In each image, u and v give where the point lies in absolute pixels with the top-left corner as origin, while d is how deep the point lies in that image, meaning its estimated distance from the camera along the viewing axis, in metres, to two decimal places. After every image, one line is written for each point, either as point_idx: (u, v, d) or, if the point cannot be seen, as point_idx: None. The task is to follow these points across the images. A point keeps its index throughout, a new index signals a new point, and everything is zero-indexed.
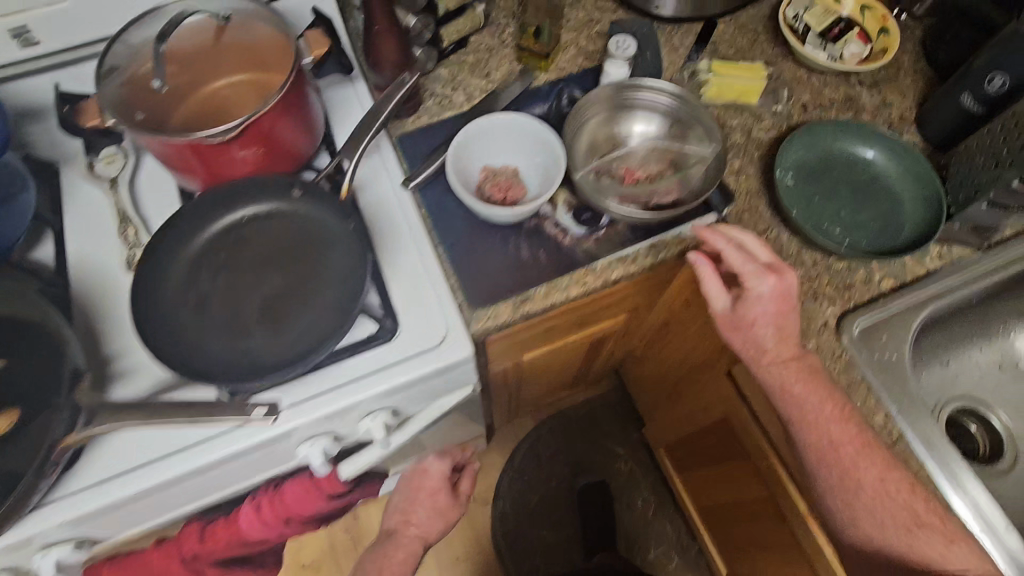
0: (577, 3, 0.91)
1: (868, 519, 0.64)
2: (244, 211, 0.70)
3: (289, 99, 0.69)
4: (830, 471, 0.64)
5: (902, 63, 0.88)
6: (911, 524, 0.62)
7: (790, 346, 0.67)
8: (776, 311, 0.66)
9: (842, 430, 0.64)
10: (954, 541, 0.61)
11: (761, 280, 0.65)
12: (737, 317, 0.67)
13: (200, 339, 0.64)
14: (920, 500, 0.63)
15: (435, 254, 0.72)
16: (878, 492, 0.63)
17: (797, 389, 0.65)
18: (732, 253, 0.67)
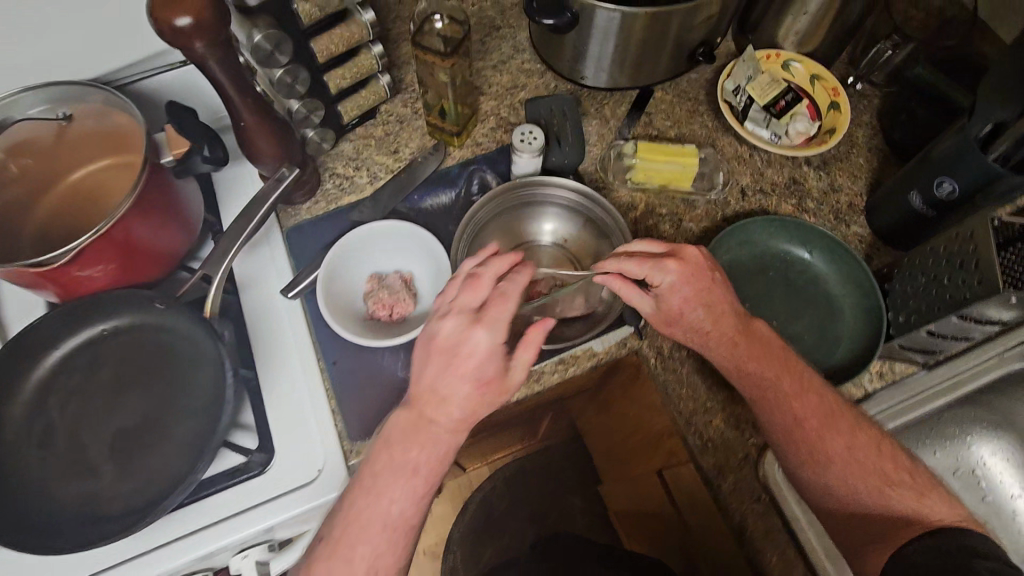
0: (501, 65, 0.82)
1: (847, 491, 0.57)
2: (104, 324, 0.63)
3: (147, 202, 0.60)
4: (801, 451, 0.57)
5: (858, 138, 0.79)
6: (882, 484, 0.56)
7: (732, 320, 0.60)
8: (696, 295, 0.58)
9: (808, 403, 0.58)
10: (929, 493, 0.55)
11: (661, 267, 0.57)
12: (667, 308, 0.59)
13: (39, 481, 0.58)
14: (889, 458, 0.57)
15: (318, 371, 0.65)
16: (851, 466, 0.56)
17: (749, 368, 0.59)
18: (624, 263, 0.58)
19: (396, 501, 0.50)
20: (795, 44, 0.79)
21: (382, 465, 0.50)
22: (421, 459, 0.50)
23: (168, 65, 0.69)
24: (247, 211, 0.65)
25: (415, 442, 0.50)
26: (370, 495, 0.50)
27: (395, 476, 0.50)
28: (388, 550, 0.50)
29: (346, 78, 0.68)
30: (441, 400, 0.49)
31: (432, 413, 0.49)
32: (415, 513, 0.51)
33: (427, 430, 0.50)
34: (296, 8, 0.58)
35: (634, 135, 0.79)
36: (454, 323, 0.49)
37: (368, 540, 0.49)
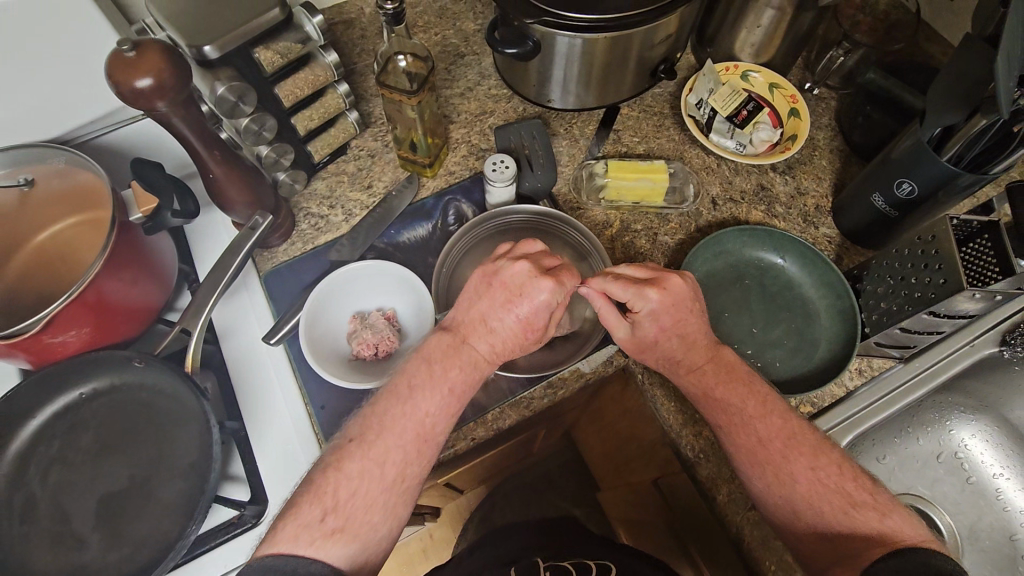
0: (468, 92, 0.83)
1: (809, 510, 0.53)
2: (81, 388, 0.62)
3: (118, 259, 0.59)
4: (764, 472, 0.55)
5: (819, 141, 0.81)
6: (845, 504, 0.52)
7: (701, 350, 0.61)
8: (675, 321, 0.60)
9: (771, 425, 0.56)
10: (892, 514, 0.51)
11: (647, 294, 0.59)
12: (638, 338, 0.61)
13: (23, 557, 0.56)
14: (850, 479, 0.53)
15: (306, 416, 0.64)
16: (812, 488, 0.53)
17: (719, 396, 0.59)
18: (610, 284, 0.60)
19: (430, 412, 0.53)
20: (752, 55, 0.82)
21: (418, 387, 0.53)
22: (455, 378, 0.55)
23: (128, 119, 0.68)
24: (222, 260, 0.64)
25: (453, 365, 0.55)
26: (406, 404, 0.53)
27: (422, 398, 0.53)
28: (415, 460, 0.52)
29: (314, 118, 0.69)
30: (489, 330, 0.57)
31: (474, 340, 0.57)
32: (441, 430, 0.54)
33: (463, 354, 0.56)
34: (257, 58, 0.58)
35: (604, 153, 0.80)
36: (525, 269, 0.57)
37: (397, 446, 0.51)
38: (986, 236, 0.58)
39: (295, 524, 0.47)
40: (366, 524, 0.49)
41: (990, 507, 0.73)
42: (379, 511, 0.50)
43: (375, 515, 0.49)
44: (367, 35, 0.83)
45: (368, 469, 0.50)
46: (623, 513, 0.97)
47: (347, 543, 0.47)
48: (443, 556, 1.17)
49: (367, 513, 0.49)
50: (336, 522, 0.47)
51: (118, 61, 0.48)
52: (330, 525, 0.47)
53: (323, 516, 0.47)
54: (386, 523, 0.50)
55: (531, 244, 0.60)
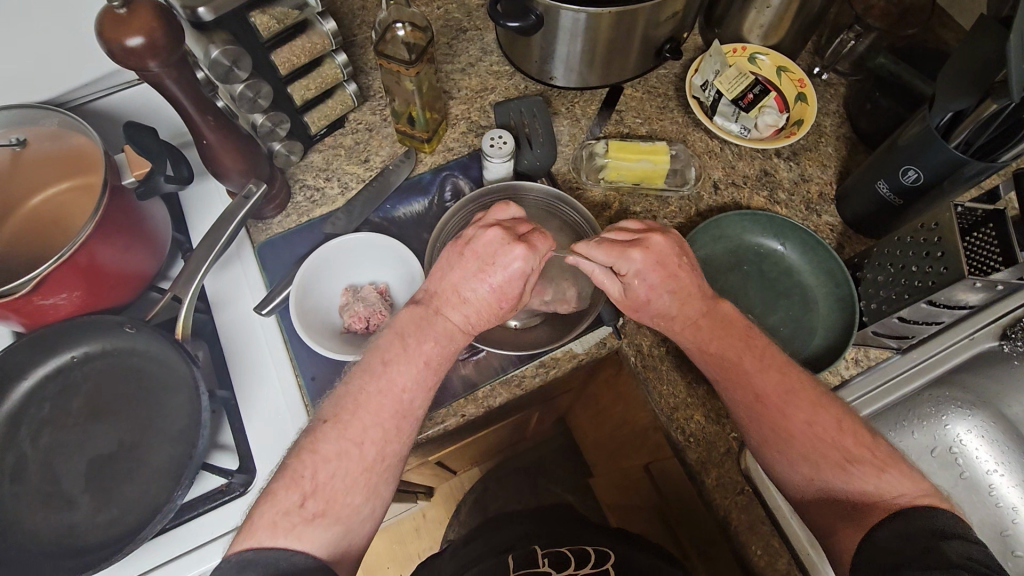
0: (469, 68, 0.82)
1: (808, 467, 0.53)
2: (73, 351, 0.62)
3: (110, 223, 0.59)
4: (763, 428, 0.55)
5: (825, 127, 0.80)
6: (843, 461, 0.52)
7: (698, 307, 0.59)
8: (665, 282, 0.59)
9: (769, 379, 0.56)
10: (893, 470, 0.51)
11: (629, 254, 0.58)
12: (636, 296, 0.60)
13: (11, 517, 0.56)
14: (849, 436, 0.53)
15: (295, 387, 0.64)
16: (810, 444, 0.53)
17: (719, 358, 0.58)
18: (593, 250, 0.59)
19: (407, 387, 0.52)
20: (761, 37, 0.80)
21: (416, 340, 0.54)
22: (429, 350, 0.54)
23: (124, 83, 0.67)
24: (215, 229, 0.64)
25: (429, 334, 0.55)
26: (381, 380, 0.52)
27: (418, 345, 0.54)
28: (394, 436, 0.51)
29: (312, 88, 0.68)
30: (460, 300, 0.56)
31: (447, 310, 0.56)
32: (420, 404, 0.53)
33: (437, 324, 0.55)
34: (253, 22, 0.57)
35: (605, 133, 0.79)
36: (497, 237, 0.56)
37: (374, 424, 0.51)
38: (991, 225, 0.57)
39: (269, 516, 0.46)
40: (347, 506, 0.48)
41: (983, 502, 0.72)
42: (361, 490, 0.49)
43: (357, 496, 0.49)
44: (367, 7, 0.82)
45: (346, 450, 0.49)
46: (613, 495, 0.98)
47: (327, 527, 0.47)
48: (434, 537, 1.18)
49: (348, 494, 0.48)
50: (316, 507, 0.47)
51: (110, 18, 0.47)
52: (309, 510, 0.47)
53: (303, 501, 0.47)
54: (369, 503, 0.50)
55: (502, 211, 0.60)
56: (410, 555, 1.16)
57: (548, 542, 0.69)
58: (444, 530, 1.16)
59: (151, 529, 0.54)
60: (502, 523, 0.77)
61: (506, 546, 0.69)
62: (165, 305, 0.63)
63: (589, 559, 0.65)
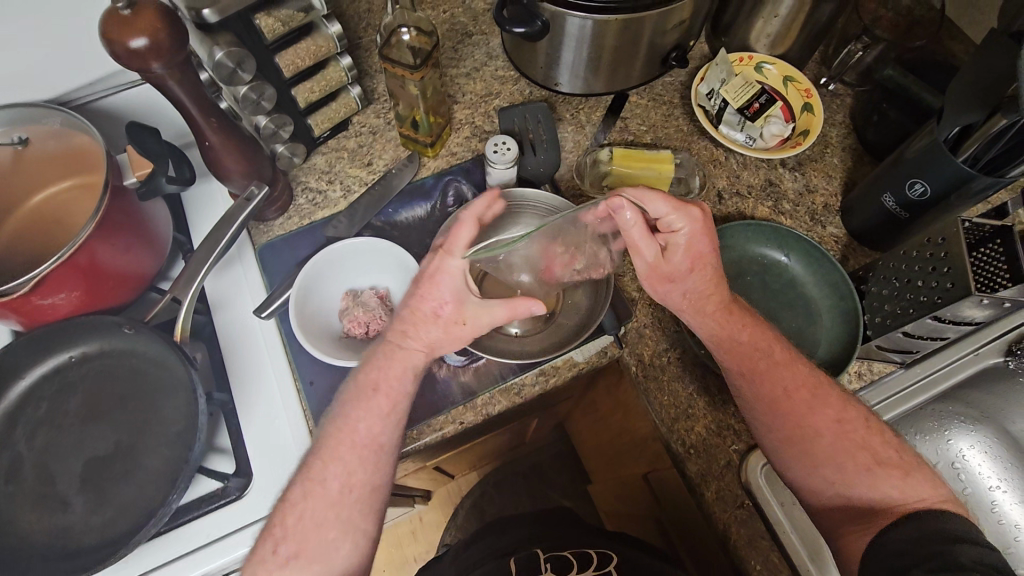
0: (474, 72, 0.81)
1: (830, 469, 0.56)
2: (72, 351, 0.61)
3: (111, 224, 0.58)
4: (789, 425, 0.57)
5: (831, 138, 0.79)
6: (870, 462, 0.55)
7: (722, 291, 0.60)
8: (703, 252, 0.59)
9: (799, 378, 0.58)
10: (914, 473, 0.54)
11: (686, 222, 0.57)
12: (660, 266, 0.59)
13: (6, 517, 0.56)
14: (877, 437, 0.56)
15: (294, 391, 0.63)
16: (838, 444, 0.56)
17: (744, 363, 0.59)
18: (651, 196, 0.56)
19: (365, 422, 0.53)
20: (768, 46, 0.79)
21: (372, 374, 0.55)
22: (392, 381, 0.55)
23: (128, 83, 0.67)
24: (215, 231, 0.63)
25: (390, 366, 0.55)
26: (343, 423, 0.54)
27: (380, 373, 0.55)
28: (358, 466, 0.52)
29: (316, 91, 0.68)
30: (418, 327, 0.55)
31: (406, 341, 0.56)
32: (382, 432, 0.54)
33: (397, 355, 0.55)
34: (257, 24, 0.57)
35: (610, 140, 0.78)
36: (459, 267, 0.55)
37: (343, 462, 0.52)
38: (998, 241, 0.57)
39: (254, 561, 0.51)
40: (320, 544, 0.51)
41: (986, 519, 0.72)
42: (333, 526, 0.51)
43: (329, 531, 0.51)
44: (373, 10, 0.82)
45: (311, 491, 0.52)
46: (611, 503, 0.97)
47: (305, 568, 0.50)
48: (431, 540, 1.17)
49: (319, 532, 0.51)
50: (289, 550, 0.50)
51: (113, 19, 0.47)
52: (283, 554, 0.50)
53: (275, 548, 0.50)
54: (348, 539, 0.52)
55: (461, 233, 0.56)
56: (407, 559, 1.16)
57: (550, 546, 0.69)
58: (441, 534, 1.15)
59: (145, 533, 0.53)
60: (503, 528, 0.77)
61: (507, 549, 0.70)
62: (164, 307, 0.63)
63: (591, 560, 0.66)
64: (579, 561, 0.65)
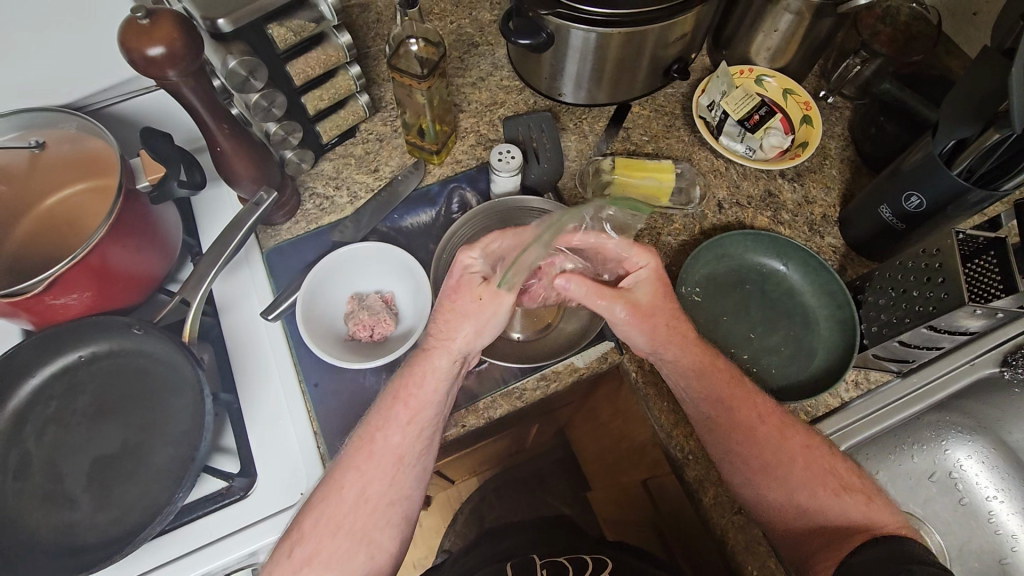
0: (480, 82, 0.83)
1: (805, 496, 0.56)
2: (80, 351, 0.63)
3: (123, 225, 0.60)
4: (762, 453, 0.57)
5: (830, 150, 0.81)
6: (839, 487, 0.56)
7: (687, 319, 0.62)
8: (660, 290, 0.60)
9: (767, 405, 0.60)
10: (876, 500, 0.56)
11: (647, 255, 0.59)
12: (638, 301, 0.59)
13: (14, 514, 0.56)
14: (841, 463, 0.58)
15: (299, 394, 0.64)
16: (808, 471, 0.56)
17: (726, 397, 0.59)
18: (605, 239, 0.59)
19: (395, 439, 0.55)
20: (768, 59, 0.81)
21: (403, 387, 0.56)
22: (421, 396, 0.56)
23: (142, 89, 0.69)
24: (224, 234, 0.65)
25: (424, 380, 0.56)
26: (374, 438, 0.55)
27: (411, 385, 0.56)
28: (375, 478, 0.54)
29: (325, 99, 0.69)
30: (453, 331, 0.56)
31: (437, 356, 0.57)
32: (403, 444, 0.55)
33: (431, 366, 0.57)
34: (270, 34, 0.58)
35: (612, 150, 0.80)
36: (482, 265, 0.57)
37: (373, 475, 0.54)
38: (992, 253, 0.58)
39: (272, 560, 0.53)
40: (337, 550, 0.52)
41: (982, 529, 0.72)
42: (348, 536, 0.53)
43: (344, 539, 0.53)
44: (382, 20, 0.83)
45: (330, 496, 0.54)
46: (611, 510, 0.97)
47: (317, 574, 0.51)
48: (430, 545, 1.18)
49: (334, 539, 0.52)
50: (303, 555, 0.52)
51: (131, 28, 0.49)
52: (298, 558, 0.52)
53: (291, 549, 0.52)
54: (361, 549, 0.53)
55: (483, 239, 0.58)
56: (407, 564, 1.16)
57: (546, 552, 0.71)
58: (441, 540, 1.16)
59: (150, 530, 0.54)
60: (501, 534, 0.78)
61: (505, 553, 0.71)
62: (173, 308, 0.64)
63: (585, 566, 0.66)
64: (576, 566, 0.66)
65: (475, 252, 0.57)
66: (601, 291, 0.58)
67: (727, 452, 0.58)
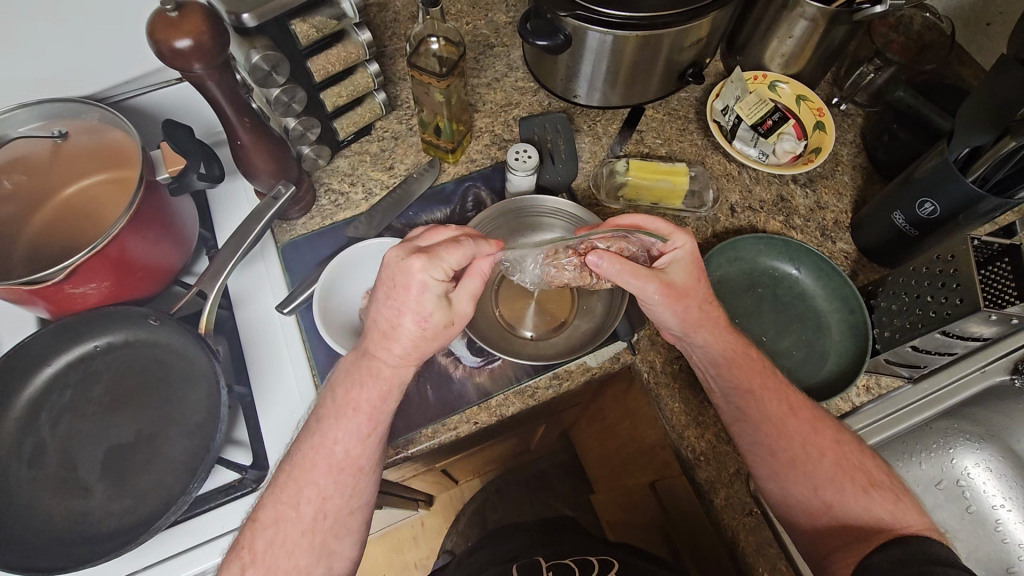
0: (495, 83, 0.84)
1: (830, 490, 0.56)
2: (97, 341, 0.63)
3: (141, 216, 0.60)
4: (790, 448, 0.57)
5: (842, 157, 0.81)
6: (867, 484, 0.56)
7: (718, 306, 0.62)
8: (697, 272, 0.60)
9: (797, 399, 0.60)
10: (905, 499, 0.56)
11: (684, 235, 0.59)
12: (672, 281, 0.59)
13: (27, 502, 0.56)
14: (870, 460, 0.58)
15: (312, 386, 0.65)
16: (837, 465, 0.57)
17: (755, 389, 0.59)
18: (646, 221, 0.60)
19: (340, 442, 0.52)
20: (782, 65, 0.81)
21: (347, 390, 0.53)
22: (361, 399, 0.53)
23: (164, 82, 0.70)
24: (243, 227, 0.65)
25: (366, 383, 0.53)
26: (319, 441, 0.53)
27: (359, 393, 0.53)
28: (332, 490, 0.52)
29: (343, 96, 0.70)
30: (389, 338, 0.52)
31: (379, 354, 0.53)
32: (361, 454, 0.53)
33: (371, 368, 0.53)
34: (293, 29, 0.59)
35: (626, 152, 0.80)
36: (430, 276, 0.50)
37: (319, 484, 0.52)
38: (1007, 259, 0.58)
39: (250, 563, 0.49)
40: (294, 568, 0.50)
41: (989, 538, 0.72)
42: (304, 552, 0.50)
43: (300, 557, 0.50)
44: (399, 20, 0.84)
45: (282, 513, 0.51)
46: (614, 512, 0.97)
47: None
48: (432, 546, 1.17)
49: (287, 559, 0.50)
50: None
51: (161, 19, 0.49)
52: None
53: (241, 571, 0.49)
54: (321, 563, 0.51)
55: (443, 228, 0.56)
56: (407, 564, 1.16)
57: (551, 554, 0.70)
58: (441, 540, 1.16)
59: (164, 520, 0.54)
60: (507, 535, 0.79)
61: (509, 555, 0.71)
62: (189, 300, 0.65)
63: (592, 568, 0.66)
64: (581, 569, 0.65)
65: (432, 260, 0.50)
66: (637, 270, 0.58)
67: (754, 443, 0.59)
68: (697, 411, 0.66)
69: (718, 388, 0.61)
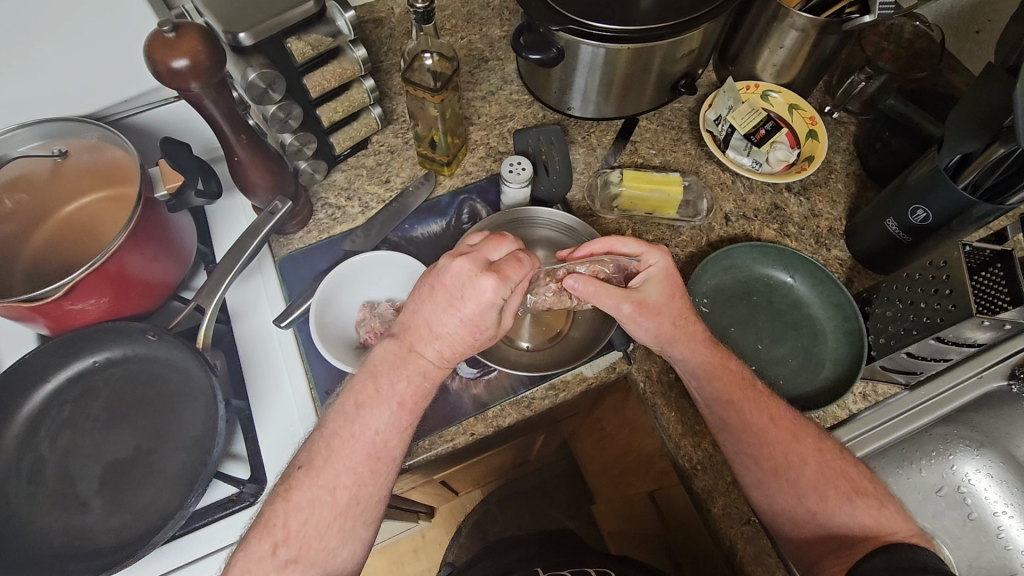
0: (490, 96, 0.85)
1: (815, 498, 0.56)
2: (96, 357, 0.63)
3: (140, 233, 0.60)
4: (769, 459, 0.57)
5: (835, 165, 0.82)
6: (850, 491, 0.56)
7: (696, 320, 0.62)
8: (673, 288, 0.61)
9: (780, 409, 0.60)
10: (889, 506, 0.55)
11: (657, 252, 0.60)
12: (646, 299, 0.59)
13: (26, 518, 0.57)
14: (852, 467, 0.57)
15: (308, 398, 0.65)
16: (819, 473, 0.56)
17: (736, 399, 0.59)
18: (618, 242, 0.61)
19: (379, 429, 0.52)
20: (773, 76, 0.82)
21: (384, 371, 0.53)
22: (399, 390, 0.52)
23: (163, 100, 0.71)
24: (241, 240, 0.65)
25: (404, 374, 0.53)
26: (353, 424, 0.51)
27: (400, 383, 0.52)
28: (366, 480, 0.51)
29: (339, 111, 0.71)
30: (432, 336, 0.53)
31: (421, 347, 0.53)
32: (395, 445, 0.52)
33: (410, 363, 0.53)
34: (289, 48, 0.60)
35: (620, 163, 0.81)
36: (497, 291, 0.51)
37: (348, 468, 0.50)
38: (998, 265, 0.58)
39: (242, 565, 0.48)
40: (321, 550, 0.49)
41: (991, 544, 0.72)
42: (335, 535, 0.50)
43: (330, 539, 0.50)
44: (395, 35, 0.86)
45: (318, 497, 0.50)
46: (615, 522, 0.97)
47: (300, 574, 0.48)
48: (433, 558, 1.17)
49: (320, 539, 0.49)
50: (288, 554, 0.48)
51: (157, 41, 0.50)
52: (282, 557, 0.48)
53: (274, 548, 0.48)
54: (345, 546, 0.50)
55: (504, 240, 0.55)
56: None
57: (549, 566, 0.71)
58: (443, 552, 1.15)
59: (162, 535, 0.54)
60: (507, 546, 0.79)
61: (507, 568, 0.71)
62: (188, 315, 0.65)
63: None
64: None
65: (504, 279, 0.51)
66: (609, 290, 0.59)
67: (739, 453, 0.59)
68: (692, 421, 0.65)
69: (701, 399, 0.61)
